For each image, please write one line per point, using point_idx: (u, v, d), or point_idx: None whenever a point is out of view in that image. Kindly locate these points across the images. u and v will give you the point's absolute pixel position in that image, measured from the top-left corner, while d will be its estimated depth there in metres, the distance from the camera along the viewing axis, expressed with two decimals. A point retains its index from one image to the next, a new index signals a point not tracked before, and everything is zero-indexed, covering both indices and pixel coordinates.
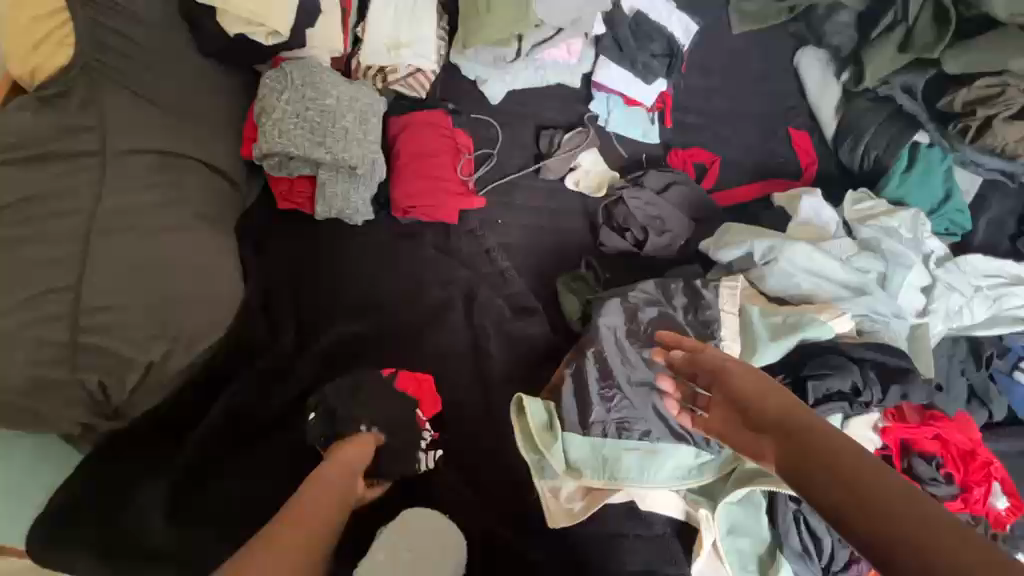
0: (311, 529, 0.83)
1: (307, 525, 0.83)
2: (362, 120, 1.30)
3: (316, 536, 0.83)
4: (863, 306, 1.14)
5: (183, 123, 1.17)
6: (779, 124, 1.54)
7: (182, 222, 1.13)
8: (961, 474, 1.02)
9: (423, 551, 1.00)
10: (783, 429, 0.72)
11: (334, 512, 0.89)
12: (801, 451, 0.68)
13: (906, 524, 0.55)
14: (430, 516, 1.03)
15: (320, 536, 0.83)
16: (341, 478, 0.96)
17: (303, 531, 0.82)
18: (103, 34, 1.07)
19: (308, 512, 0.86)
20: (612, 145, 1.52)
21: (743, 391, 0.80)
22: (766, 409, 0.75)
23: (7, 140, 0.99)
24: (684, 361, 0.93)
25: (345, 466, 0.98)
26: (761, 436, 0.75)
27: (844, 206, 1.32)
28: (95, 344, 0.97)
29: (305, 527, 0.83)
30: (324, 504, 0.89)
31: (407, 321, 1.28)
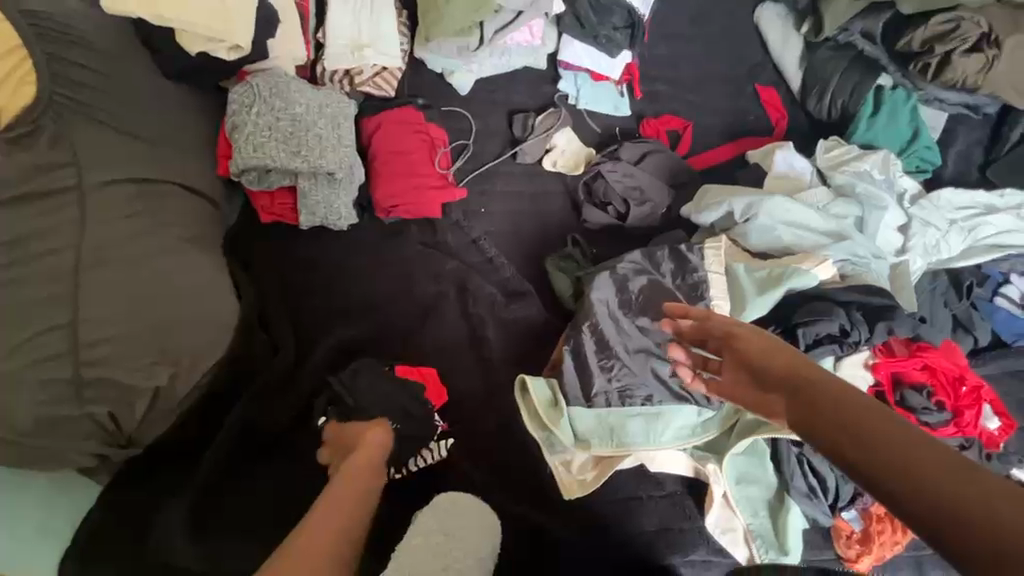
0: (348, 507, 0.86)
1: (345, 504, 0.86)
2: (334, 125, 1.30)
3: (356, 510, 0.87)
4: (844, 250, 1.16)
5: (157, 148, 1.18)
6: (746, 82, 1.56)
7: (170, 246, 1.13)
8: (952, 400, 1.05)
9: (459, 532, 0.95)
10: (791, 385, 0.74)
11: (367, 490, 0.92)
12: (809, 404, 0.71)
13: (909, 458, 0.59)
14: (465, 498, 1.01)
15: (360, 510, 0.87)
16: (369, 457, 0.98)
17: (340, 509, 0.85)
18: (64, 69, 1.07)
19: (344, 493, 0.88)
20: (584, 122, 1.53)
21: (753, 352, 0.81)
22: (775, 367, 0.77)
23: None
24: (693, 329, 0.91)
25: (371, 447, 1.00)
26: (769, 393, 0.77)
27: (816, 155, 1.34)
28: (98, 376, 0.98)
29: (343, 506, 0.86)
30: (357, 484, 0.91)
31: (403, 319, 1.31)
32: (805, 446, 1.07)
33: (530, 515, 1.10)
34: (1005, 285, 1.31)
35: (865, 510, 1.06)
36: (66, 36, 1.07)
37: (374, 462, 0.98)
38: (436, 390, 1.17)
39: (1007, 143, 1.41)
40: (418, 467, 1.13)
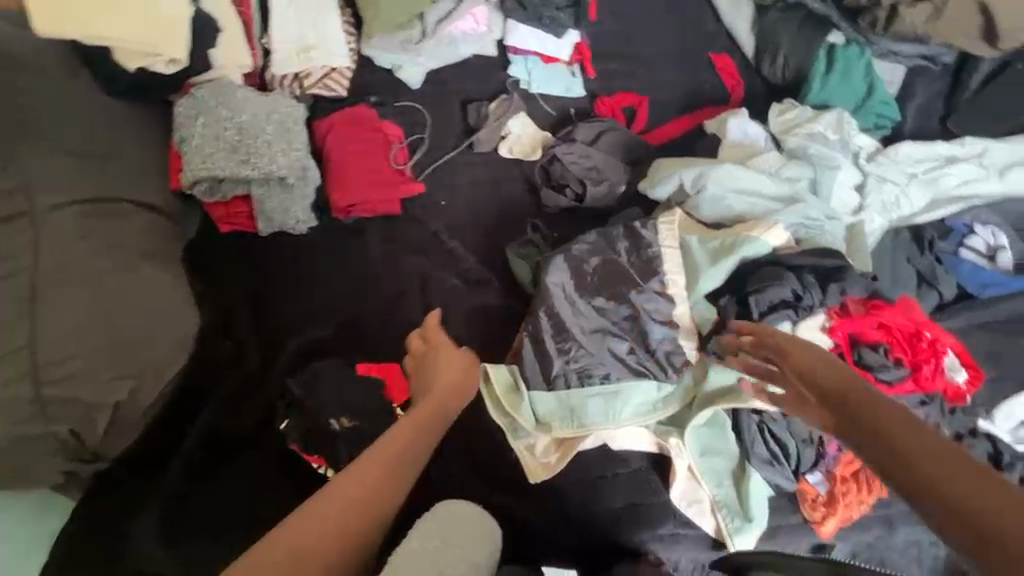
0: (372, 486, 0.78)
1: (365, 483, 0.78)
2: (283, 129, 1.30)
3: (379, 490, 0.78)
4: (797, 214, 1.15)
5: (106, 166, 1.19)
6: (699, 52, 1.53)
7: (125, 262, 1.13)
8: (910, 356, 1.05)
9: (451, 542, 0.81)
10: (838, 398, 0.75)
11: (404, 466, 0.83)
12: (853, 414, 0.71)
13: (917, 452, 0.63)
14: (461, 504, 0.87)
15: (386, 493, 0.79)
16: (434, 406, 0.95)
17: (356, 495, 0.76)
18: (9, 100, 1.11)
19: (343, 489, 0.77)
20: (538, 105, 1.52)
21: (808, 365, 0.82)
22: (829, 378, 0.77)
23: None
24: (751, 343, 0.93)
25: (437, 401, 0.96)
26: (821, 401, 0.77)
27: (770, 120, 1.32)
28: (59, 395, 1.00)
29: (362, 487, 0.77)
30: (394, 457, 0.83)
31: (368, 317, 1.31)
32: (765, 414, 1.07)
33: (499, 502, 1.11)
34: (969, 237, 1.28)
35: (828, 472, 1.07)
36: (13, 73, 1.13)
37: (435, 420, 0.93)
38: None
39: (967, 91, 1.37)
40: None
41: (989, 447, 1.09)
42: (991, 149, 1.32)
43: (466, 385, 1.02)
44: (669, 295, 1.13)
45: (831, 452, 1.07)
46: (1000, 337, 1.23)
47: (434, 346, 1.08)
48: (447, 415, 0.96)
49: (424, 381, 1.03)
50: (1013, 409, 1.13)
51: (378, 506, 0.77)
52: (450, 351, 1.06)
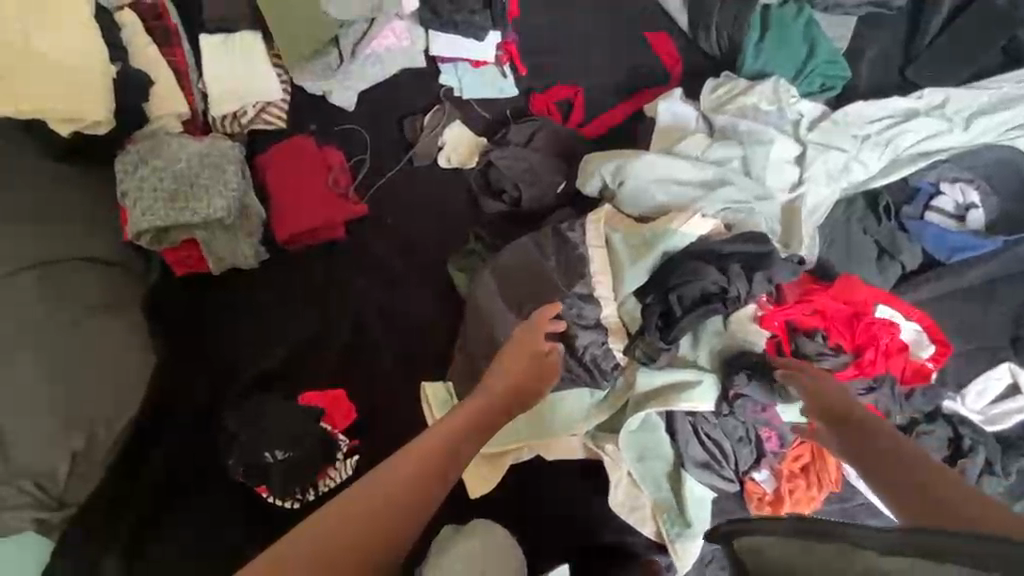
0: (398, 484, 0.79)
1: (390, 488, 0.78)
2: (218, 171, 1.35)
3: (409, 488, 0.79)
4: (723, 199, 1.09)
5: (48, 227, 1.23)
6: (634, 32, 1.47)
7: (78, 318, 1.19)
8: (849, 340, 1.01)
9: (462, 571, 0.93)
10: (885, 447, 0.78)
11: (435, 475, 0.82)
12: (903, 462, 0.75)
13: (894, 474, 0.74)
14: (488, 526, 0.98)
15: (416, 501, 0.78)
16: (480, 409, 0.93)
17: (391, 489, 0.78)
18: None
19: (382, 487, 0.78)
20: (474, 111, 1.50)
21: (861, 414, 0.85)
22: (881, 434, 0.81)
23: None
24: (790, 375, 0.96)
25: (495, 404, 0.96)
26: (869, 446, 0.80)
27: (702, 96, 1.24)
28: (23, 450, 1.07)
29: (389, 491, 0.78)
30: (428, 462, 0.83)
31: (318, 343, 1.34)
32: (699, 415, 1.05)
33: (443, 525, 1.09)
34: (936, 198, 1.17)
35: (774, 469, 1.04)
36: None
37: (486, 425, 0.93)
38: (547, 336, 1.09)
39: (927, 36, 1.27)
40: (328, 490, 1.20)
41: (949, 434, 1.03)
42: (954, 97, 1.20)
43: (529, 397, 1.00)
44: (595, 299, 1.09)
45: (772, 449, 1.05)
46: (962, 306, 1.14)
47: (524, 339, 1.02)
48: (496, 422, 0.95)
49: (509, 376, 0.99)
50: (982, 385, 1.09)
51: (406, 508, 0.77)
52: (540, 353, 1.02)
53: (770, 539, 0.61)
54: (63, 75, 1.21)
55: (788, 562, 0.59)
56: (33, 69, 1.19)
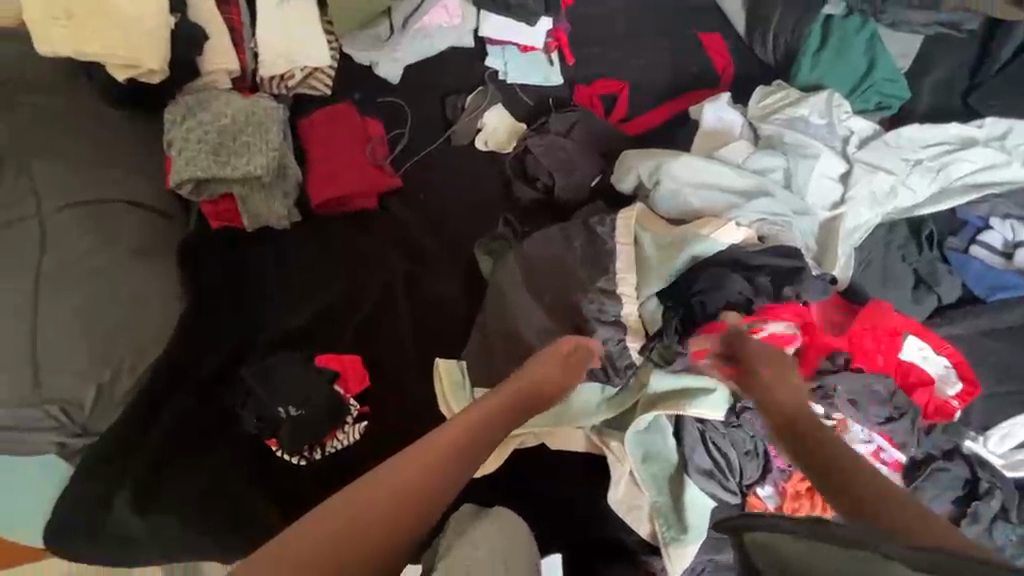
0: (421, 471, 0.81)
1: (404, 481, 0.79)
2: (262, 130, 1.38)
3: (433, 478, 0.81)
4: (760, 208, 1.06)
5: (100, 169, 1.31)
6: (687, 30, 1.44)
7: (116, 259, 1.24)
8: (871, 366, 0.99)
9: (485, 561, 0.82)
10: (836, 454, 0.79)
11: (448, 473, 0.82)
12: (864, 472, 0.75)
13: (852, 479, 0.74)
14: (507, 513, 0.93)
15: (428, 498, 0.79)
16: (503, 407, 0.94)
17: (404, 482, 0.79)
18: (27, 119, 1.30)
19: (397, 478, 0.79)
20: (516, 96, 1.50)
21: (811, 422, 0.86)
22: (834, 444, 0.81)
23: None
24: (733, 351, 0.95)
25: (516, 402, 0.96)
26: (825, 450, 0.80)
27: (749, 105, 1.22)
28: (52, 375, 1.13)
29: (402, 485, 0.78)
30: (444, 457, 0.83)
31: (338, 308, 1.37)
32: (708, 422, 1.05)
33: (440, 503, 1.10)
34: (984, 232, 1.13)
35: (780, 488, 1.02)
36: (31, 102, 1.31)
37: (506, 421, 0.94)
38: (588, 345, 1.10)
39: (995, 64, 1.22)
40: (335, 449, 1.22)
41: (966, 474, 0.99)
42: (1016, 129, 1.16)
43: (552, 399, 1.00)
44: (617, 296, 1.09)
45: (780, 466, 1.03)
46: (995, 346, 1.11)
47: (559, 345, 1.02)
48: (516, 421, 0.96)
49: (534, 379, 0.99)
50: (1008, 429, 1.04)
51: (426, 493, 0.79)
52: (570, 359, 1.01)
53: (788, 537, 0.56)
54: (122, 22, 1.24)
55: (803, 559, 0.54)
56: (96, 12, 1.23)
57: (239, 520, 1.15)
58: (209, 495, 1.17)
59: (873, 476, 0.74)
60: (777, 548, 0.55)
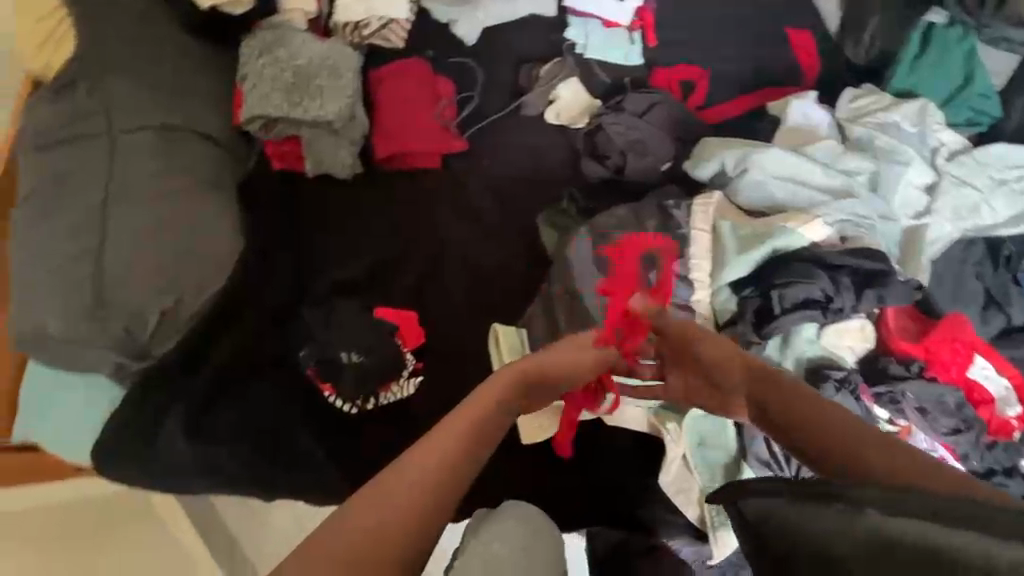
0: (465, 436, 0.74)
1: (441, 456, 0.70)
2: (336, 75, 1.36)
3: (473, 441, 0.74)
4: (846, 208, 1.05)
5: (173, 95, 1.30)
6: (776, 25, 1.42)
7: (183, 187, 1.24)
8: (944, 375, 0.99)
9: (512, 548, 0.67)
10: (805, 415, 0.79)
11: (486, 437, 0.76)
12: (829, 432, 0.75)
13: (846, 443, 0.73)
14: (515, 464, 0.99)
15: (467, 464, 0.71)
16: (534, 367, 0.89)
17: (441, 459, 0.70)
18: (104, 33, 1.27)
19: (430, 452, 0.70)
20: (593, 71, 1.47)
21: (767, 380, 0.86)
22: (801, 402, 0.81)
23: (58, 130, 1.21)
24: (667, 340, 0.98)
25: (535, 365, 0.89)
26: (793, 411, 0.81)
27: (839, 105, 1.21)
28: (117, 296, 1.13)
29: (441, 457, 0.70)
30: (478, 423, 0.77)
31: (397, 264, 1.35)
32: None
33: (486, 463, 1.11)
34: None
35: None
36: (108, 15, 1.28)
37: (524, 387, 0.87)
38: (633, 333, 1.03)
39: None
40: (388, 402, 1.21)
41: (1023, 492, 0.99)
42: None
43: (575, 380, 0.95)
44: (689, 282, 1.09)
45: None
46: None
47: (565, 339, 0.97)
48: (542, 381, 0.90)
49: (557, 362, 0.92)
50: None
51: (475, 457, 0.72)
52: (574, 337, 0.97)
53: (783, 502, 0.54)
54: None
55: (801, 522, 0.53)
56: None
57: (287, 458, 1.16)
58: (260, 432, 1.17)
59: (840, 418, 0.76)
60: (772, 518, 0.54)
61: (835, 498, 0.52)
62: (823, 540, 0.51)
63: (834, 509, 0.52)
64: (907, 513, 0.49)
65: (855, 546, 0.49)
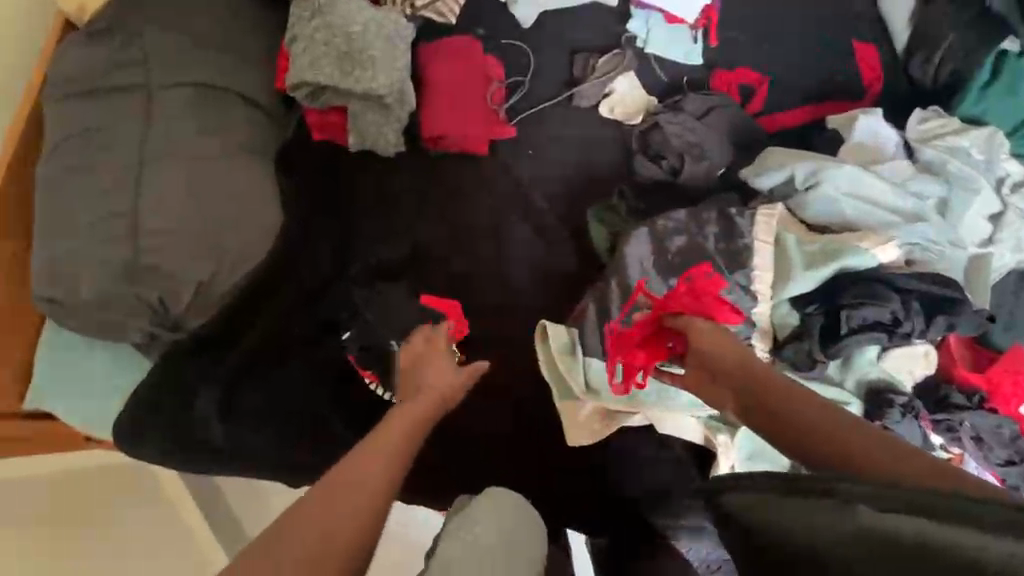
0: (403, 435, 0.84)
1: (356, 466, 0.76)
2: (391, 48, 1.29)
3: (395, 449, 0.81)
4: (916, 232, 1.05)
5: (215, 51, 1.21)
6: (841, 37, 1.40)
7: (223, 151, 1.17)
8: (1004, 407, 1.00)
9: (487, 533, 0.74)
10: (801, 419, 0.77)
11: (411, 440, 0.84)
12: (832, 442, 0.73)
13: (852, 452, 0.71)
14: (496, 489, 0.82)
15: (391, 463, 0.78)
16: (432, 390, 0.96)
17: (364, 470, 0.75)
18: None
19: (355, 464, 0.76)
20: (650, 67, 1.43)
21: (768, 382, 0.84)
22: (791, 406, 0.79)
23: (93, 81, 1.13)
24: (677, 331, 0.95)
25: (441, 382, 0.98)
26: (796, 411, 0.78)
27: (907, 126, 1.20)
28: (153, 262, 1.07)
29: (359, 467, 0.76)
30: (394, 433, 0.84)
31: (440, 250, 1.30)
32: None
33: (520, 458, 1.17)
34: None
35: None
36: None
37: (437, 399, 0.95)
38: (653, 351, 1.00)
39: None
40: None
41: None
42: None
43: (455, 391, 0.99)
44: (752, 294, 1.06)
45: None
46: None
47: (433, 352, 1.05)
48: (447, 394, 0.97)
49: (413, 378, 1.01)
50: None
51: (411, 453, 0.82)
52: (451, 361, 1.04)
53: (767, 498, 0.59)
54: None
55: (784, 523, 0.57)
56: None
57: (319, 445, 1.11)
58: (290, 415, 1.12)
59: (840, 421, 0.74)
60: (765, 513, 0.58)
61: (825, 495, 0.57)
62: (825, 528, 0.55)
63: (828, 504, 0.57)
64: (903, 509, 0.54)
65: (852, 534, 0.54)
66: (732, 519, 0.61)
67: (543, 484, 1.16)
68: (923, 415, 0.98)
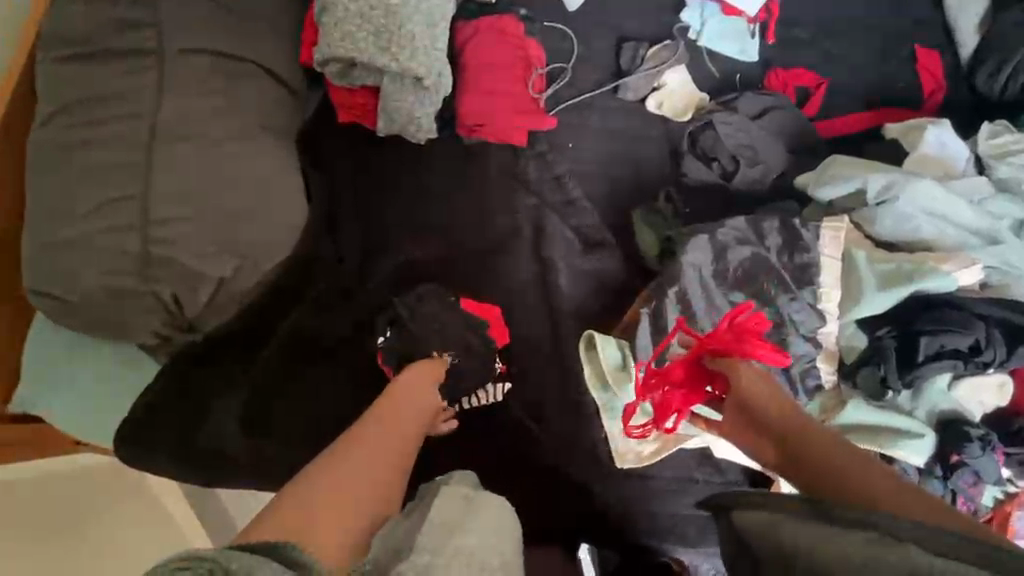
0: (378, 450, 0.81)
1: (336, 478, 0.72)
2: (430, 24, 1.16)
3: (376, 460, 0.79)
4: (996, 255, 1.00)
5: (235, 15, 1.07)
6: (903, 42, 1.34)
7: (244, 130, 1.05)
8: None
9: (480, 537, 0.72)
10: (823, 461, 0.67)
11: (391, 452, 0.82)
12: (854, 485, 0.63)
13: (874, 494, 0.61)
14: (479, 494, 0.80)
15: (374, 474, 0.76)
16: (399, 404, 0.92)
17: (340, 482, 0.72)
18: None
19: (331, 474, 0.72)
20: (702, 61, 1.35)
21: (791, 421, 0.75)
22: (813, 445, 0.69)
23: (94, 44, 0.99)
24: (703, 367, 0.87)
25: (411, 398, 0.94)
26: (819, 453, 0.68)
27: (977, 139, 1.14)
28: (166, 255, 0.95)
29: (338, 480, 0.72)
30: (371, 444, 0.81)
31: (475, 250, 1.20)
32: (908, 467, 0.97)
33: (559, 477, 1.10)
34: None
35: None
36: None
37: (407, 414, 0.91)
38: (691, 392, 0.88)
39: None
40: (470, 406, 1.12)
41: None
42: None
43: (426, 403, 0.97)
44: (820, 313, 1.00)
45: None
46: None
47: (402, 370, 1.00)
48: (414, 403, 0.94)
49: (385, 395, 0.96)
50: None
51: (391, 463, 0.80)
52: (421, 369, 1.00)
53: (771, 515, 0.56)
54: None
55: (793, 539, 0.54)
56: None
57: None
58: (320, 421, 1.06)
59: (863, 463, 0.64)
60: (770, 531, 0.55)
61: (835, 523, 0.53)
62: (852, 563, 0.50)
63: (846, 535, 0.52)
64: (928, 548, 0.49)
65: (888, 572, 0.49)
66: (745, 545, 0.58)
67: (583, 499, 1.10)
68: (997, 448, 0.95)
